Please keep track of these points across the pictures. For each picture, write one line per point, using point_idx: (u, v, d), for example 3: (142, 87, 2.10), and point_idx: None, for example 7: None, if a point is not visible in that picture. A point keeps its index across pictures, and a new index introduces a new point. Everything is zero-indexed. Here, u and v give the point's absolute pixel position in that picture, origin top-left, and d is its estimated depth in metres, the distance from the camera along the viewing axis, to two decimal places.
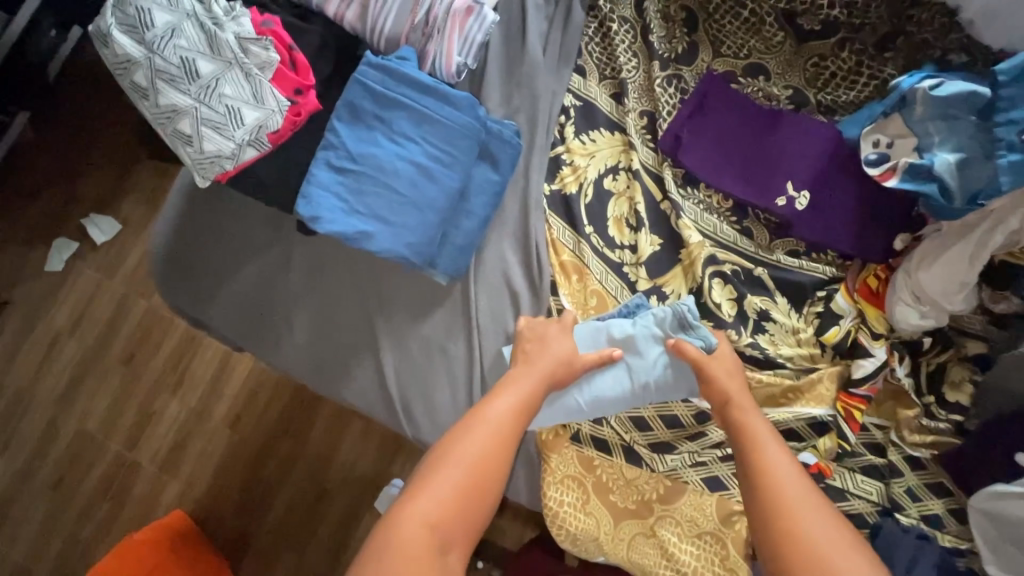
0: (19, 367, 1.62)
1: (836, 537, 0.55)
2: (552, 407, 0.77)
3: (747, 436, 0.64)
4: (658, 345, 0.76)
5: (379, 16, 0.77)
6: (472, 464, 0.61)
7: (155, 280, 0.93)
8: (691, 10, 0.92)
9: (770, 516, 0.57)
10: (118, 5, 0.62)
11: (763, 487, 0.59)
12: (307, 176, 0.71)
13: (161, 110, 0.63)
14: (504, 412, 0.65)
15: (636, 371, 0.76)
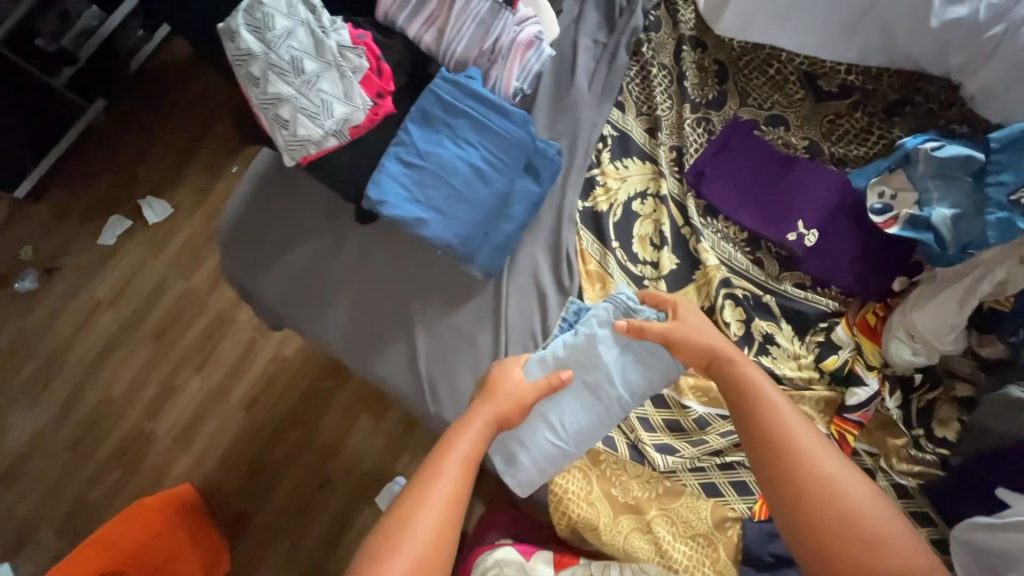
0: (59, 330, 1.74)
1: (831, 458, 0.64)
2: (531, 451, 0.82)
3: (739, 384, 0.69)
4: (606, 343, 0.83)
5: (452, 41, 0.90)
6: (429, 535, 0.65)
7: (219, 250, 1.03)
8: (723, 63, 1.04)
9: (778, 452, 0.64)
10: (248, 9, 0.74)
11: (764, 428, 0.65)
12: (377, 166, 0.82)
13: (267, 97, 0.74)
14: (445, 493, 0.67)
15: (595, 381, 0.82)
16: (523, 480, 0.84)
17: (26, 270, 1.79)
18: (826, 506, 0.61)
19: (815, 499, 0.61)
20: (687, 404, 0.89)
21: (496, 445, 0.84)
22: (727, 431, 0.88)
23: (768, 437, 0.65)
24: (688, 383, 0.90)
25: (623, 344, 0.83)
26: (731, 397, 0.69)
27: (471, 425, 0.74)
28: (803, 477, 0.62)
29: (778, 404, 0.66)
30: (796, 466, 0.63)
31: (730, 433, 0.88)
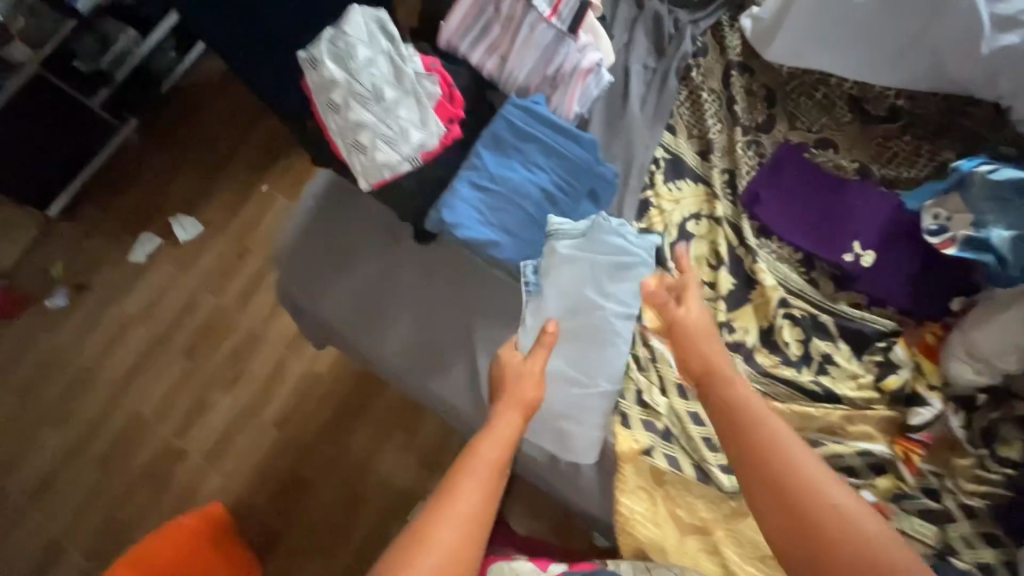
0: (92, 346, 1.92)
1: (824, 474, 0.64)
2: (570, 418, 0.88)
3: (730, 399, 0.72)
4: (572, 275, 0.89)
5: (516, 68, 0.92)
6: (469, 513, 0.67)
7: (278, 271, 1.05)
8: (771, 88, 1.07)
9: (764, 464, 0.65)
10: (331, 39, 0.76)
11: (754, 440, 0.67)
12: (450, 189, 0.84)
13: (348, 124, 0.76)
14: (472, 500, 0.68)
15: (588, 316, 0.89)
16: (587, 445, 0.88)
17: (57, 287, 1.99)
18: (818, 520, 0.61)
19: (807, 512, 0.62)
20: None
21: (543, 437, 0.90)
22: None
23: (764, 460, 0.66)
24: None
25: (586, 264, 0.89)
26: (723, 410, 0.72)
27: (491, 434, 0.76)
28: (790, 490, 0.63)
29: (771, 420, 0.69)
30: (796, 489, 0.63)
31: None
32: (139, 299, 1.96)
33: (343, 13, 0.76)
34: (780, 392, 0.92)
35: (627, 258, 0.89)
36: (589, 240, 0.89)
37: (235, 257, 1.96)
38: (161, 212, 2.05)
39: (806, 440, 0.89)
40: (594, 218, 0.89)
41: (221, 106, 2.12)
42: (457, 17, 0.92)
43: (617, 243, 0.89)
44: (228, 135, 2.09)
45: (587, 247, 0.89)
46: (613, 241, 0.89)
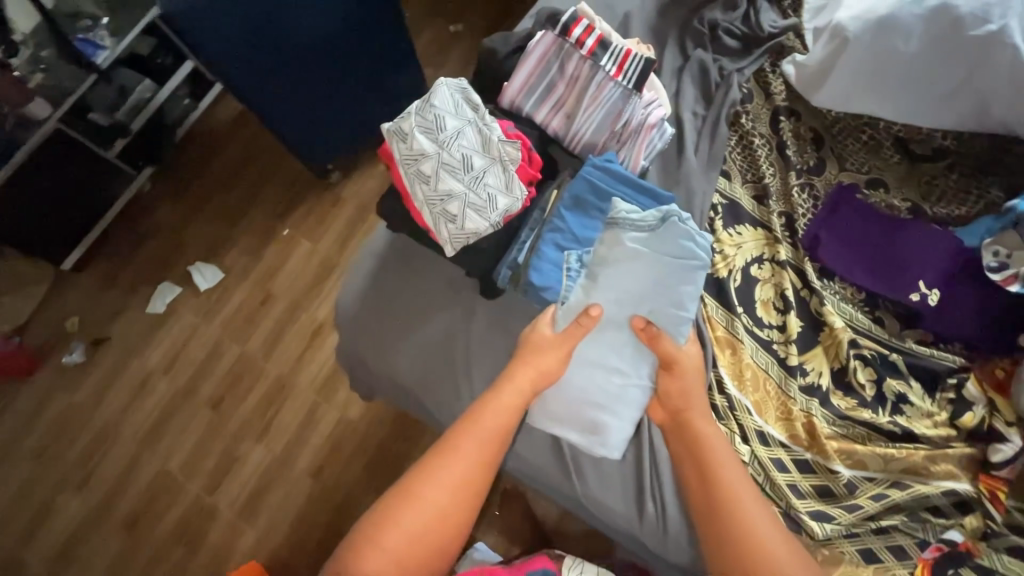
0: (113, 401, 1.86)
1: (759, 510, 0.78)
2: (609, 409, 0.89)
3: (699, 442, 0.82)
4: (632, 266, 0.89)
5: (583, 126, 0.94)
6: (470, 462, 0.83)
7: (343, 331, 1.05)
8: (818, 131, 1.10)
9: (720, 507, 0.79)
10: (420, 114, 0.79)
11: (716, 484, 0.80)
12: (536, 251, 0.92)
13: (437, 194, 0.78)
14: (458, 471, 0.82)
15: (631, 306, 0.89)
16: (618, 439, 0.89)
17: (74, 343, 1.93)
18: (753, 554, 0.75)
19: (745, 546, 0.76)
20: (836, 469, 0.90)
21: (570, 428, 0.91)
22: (878, 495, 0.89)
23: (721, 508, 0.78)
24: (833, 448, 0.91)
25: (647, 260, 0.89)
26: (694, 451, 0.83)
27: (496, 395, 0.87)
28: (734, 529, 0.77)
29: (727, 468, 0.81)
30: (739, 536, 0.76)
31: (882, 496, 0.88)
32: (160, 351, 1.91)
33: (431, 89, 0.79)
34: (861, 434, 0.92)
35: (690, 261, 0.88)
36: (656, 236, 0.89)
37: (257, 304, 1.93)
38: (180, 260, 2.01)
39: (890, 482, 0.90)
40: (669, 215, 0.88)
41: (239, 150, 2.12)
42: (522, 77, 0.94)
43: (683, 248, 0.88)
44: (247, 179, 2.08)
45: (655, 244, 0.89)
46: (680, 243, 0.88)
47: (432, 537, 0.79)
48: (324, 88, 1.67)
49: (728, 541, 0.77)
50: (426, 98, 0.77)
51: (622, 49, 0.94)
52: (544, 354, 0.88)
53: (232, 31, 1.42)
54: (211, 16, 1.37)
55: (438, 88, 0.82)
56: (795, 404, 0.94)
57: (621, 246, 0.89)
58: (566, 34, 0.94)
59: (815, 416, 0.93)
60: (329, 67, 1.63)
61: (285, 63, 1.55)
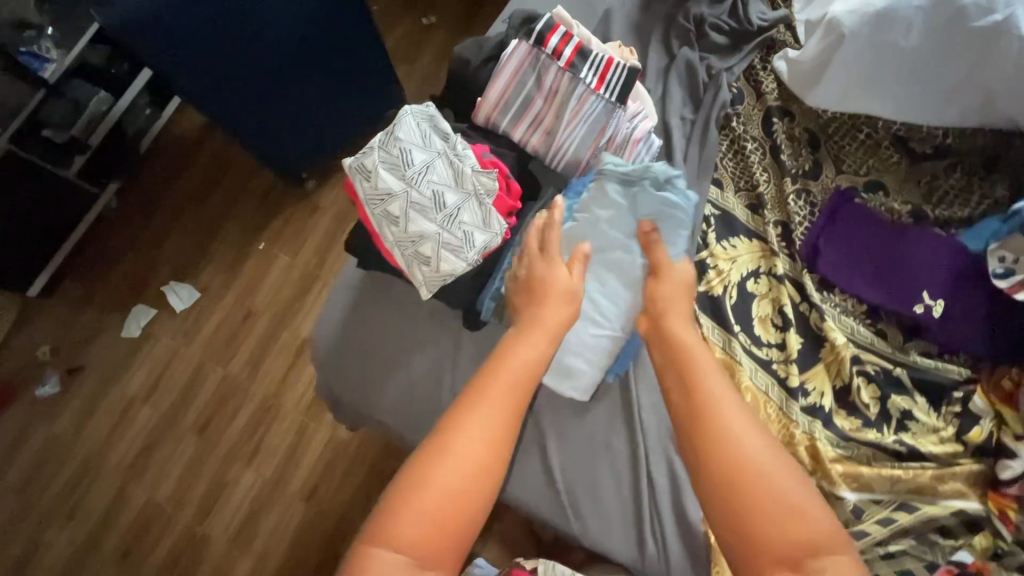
0: (94, 432, 1.79)
1: (749, 420, 0.67)
2: (581, 353, 0.87)
3: (680, 348, 0.73)
4: (609, 220, 0.87)
5: (565, 143, 0.88)
6: (503, 406, 0.69)
7: (322, 370, 0.99)
8: (813, 131, 1.04)
9: (699, 419, 0.67)
10: (382, 147, 0.72)
11: (699, 394, 0.68)
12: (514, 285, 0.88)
13: (408, 236, 0.71)
14: (490, 420, 0.67)
15: (604, 241, 0.87)
16: (585, 384, 0.88)
17: (48, 373, 1.85)
18: (739, 469, 0.63)
19: (730, 460, 0.64)
20: (841, 495, 0.87)
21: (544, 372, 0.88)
22: (886, 519, 0.86)
23: (701, 419, 0.66)
24: (838, 472, 0.88)
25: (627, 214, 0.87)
26: (676, 360, 0.72)
27: (528, 338, 0.74)
28: (711, 441, 0.65)
29: (710, 375, 0.69)
30: (722, 449, 0.64)
31: (888, 520, 0.86)
32: (140, 377, 1.84)
33: (394, 118, 0.72)
34: (865, 455, 0.89)
35: (672, 214, 0.86)
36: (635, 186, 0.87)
37: (238, 322, 1.85)
38: (154, 280, 1.93)
39: (897, 504, 0.87)
40: (649, 172, 0.86)
41: (207, 159, 2.01)
42: (496, 91, 0.87)
43: (665, 205, 0.86)
44: (217, 192, 1.98)
45: (635, 197, 0.87)
46: (660, 201, 0.86)
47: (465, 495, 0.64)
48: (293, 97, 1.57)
49: (707, 446, 0.65)
50: (390, 132, 0.69)
51: (604, 57, 0.87)
52: (562, 303, 0.77)
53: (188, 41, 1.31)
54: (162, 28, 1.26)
55: (402, 115, 0.75)
56: (797, 427, 0.90)
57: (604, 198, 0.87)
58: (542, 44, 0.87)
59: (819, 438, 0.89)
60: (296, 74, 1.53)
61: (249, 73, 1.45)
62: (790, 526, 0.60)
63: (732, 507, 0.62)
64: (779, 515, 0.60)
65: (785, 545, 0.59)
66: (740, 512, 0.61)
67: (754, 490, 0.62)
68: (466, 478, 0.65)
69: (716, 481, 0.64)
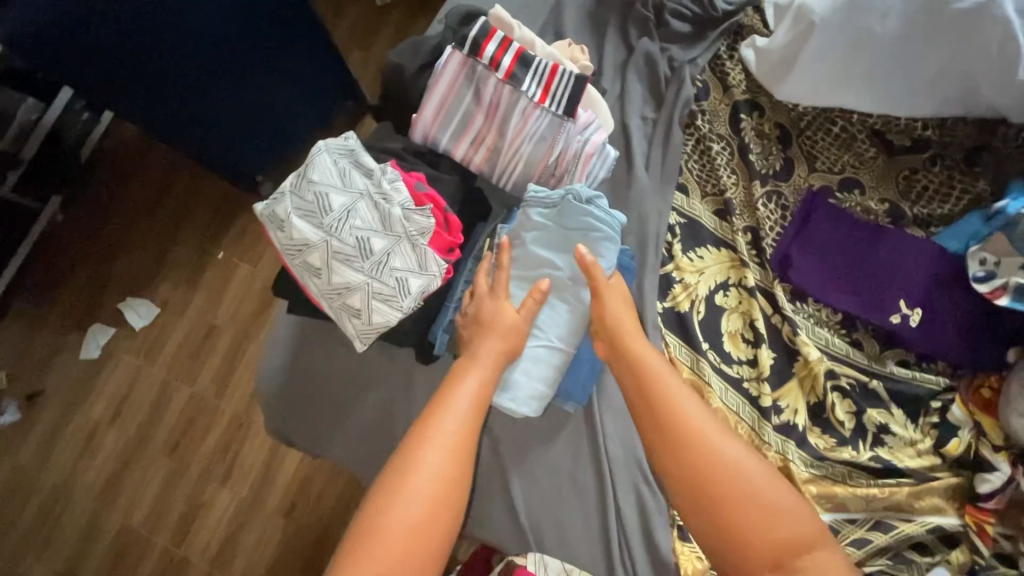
0: (59, 460, 1.70)
1: (718, 429, 0.66)
2: (516, 363, 0.78)
3: (638, 363, 0.70)
4: (539, 242, 0.80)
5: (511, 163, 0.80)
6: (461, 425, 0.66)
7: (269, 410, 0.92)
8: (784, 127, 0.96)
9: (668, 435, 0.65)
10: (297, 193, 0.66)
11: (665, 411, 0.66)
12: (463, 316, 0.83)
13: (334, 288, 0.66)
14: (450, 440, 0.65)
15: (536, 260, 0.80)
16: (529, 397, 0.78)
17: (6, 401, 1.74)
18: (715, 480, 0.62)
19: (705, 472, 0.63)
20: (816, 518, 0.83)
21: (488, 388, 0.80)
22: (861, 540, 0.83)
23: (670, 435, 0.65)
24: (812, 493, 0.84)
25: (555, 234, 0.80)
26: (634, 376, 0.70)
27: (478, 363, 0.71)
28: (683, 454, 0.64)
29: (673, 389, 0.68)
30: (692, 462, 0.63)
31: (864, 541, 0.82)
32: (103, 400, 1.73)
33: (307, 160, 0.68)
34: (840, 474, 0.85)
35: (592, 233, 0.79)
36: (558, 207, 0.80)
37: (201, 337, 1.75)
38: (108, 296, 1.80)
39: (873, 523, 0.84)
40: (568, 191, 0.79)
41: (154, 164, 1.87)
42: (430, 108, 0.79)
43: (582, 220, 0.79)
44: (168, 199, 1.85)
45: (557, 218, 0.80)
46: (581, 215, 0.78)
47: (435, 518, 0.61)
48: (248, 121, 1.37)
49: (679, 462, 0.64)
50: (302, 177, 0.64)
51: (548, 64, 0.79)
52: (505, 342, 0.74)
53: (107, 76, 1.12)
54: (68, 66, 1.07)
55: (317, 154, 0.70)
56: (770, 448, 0.85)
57: (529, 223, 0.80)
58: (478, 53, 0.78)
59: (792, 459, 0.85)
60: (246, 95, 1.31)
61: (190, 105, 1.24)
62: (769, 533, 0.60)
63: (713, 518, 0.62)
64: (758, 520, 0.61)
65: (767, 548, 0.60)
66: (719, 523, 0.61)
67: (731, 502, 0.61)
68: (435, 500, 0.62)
69: (693, 495, 0.63)
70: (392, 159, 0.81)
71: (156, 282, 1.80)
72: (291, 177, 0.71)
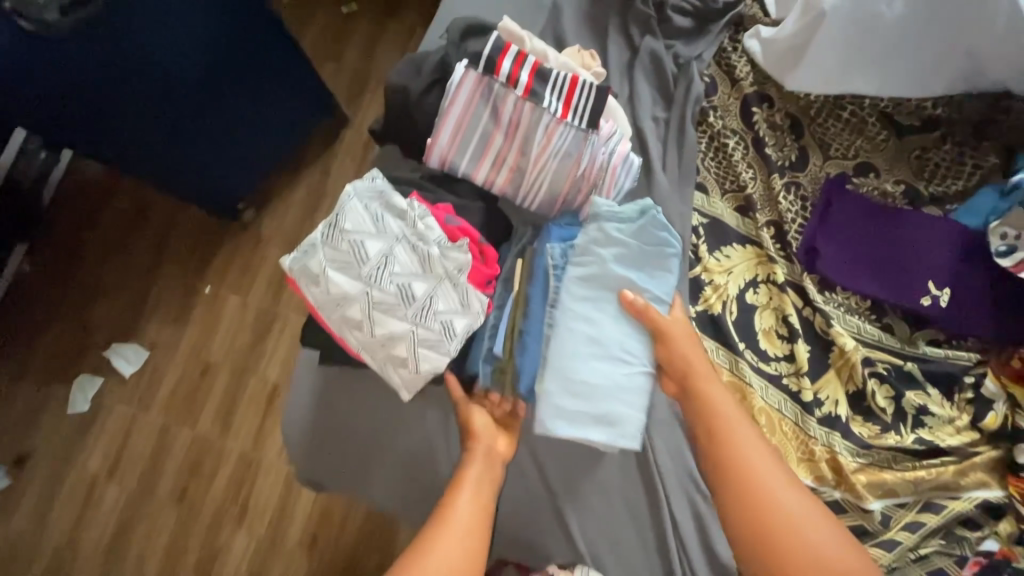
0: (57, 522, 1.56)
1: (785, 483, 0.68)
2: (614, 395, 0.73)
3: (709, 407, 0.71)
4: (618, 262, 0.76)
5: (536, 182, 0.78)
6: (488, 463, 0.74)
7: (303, 460, 0.88)
8: (795, 116, 0.96)
9: (738, 485, 0.68)
10: (330, 246, 0.68)
11: (735, 461, 0.69)
12: (523, 349, 0.76)
13: (378, 338, 0.68)
14: (481, 476, 0.73)
15: (614, 279, 0.76)
16: (635, 429, 0.73)
17: None
18: (780, 535, 0.65)
19: (772, 526, 0.65)
20: (870, 507, 0.83)
21: (587, 427, 0.72)
22: (913, 524, 0.83)
23: (741, 485, 0.67)
24: (862, 483, 0.84)
25: (630, 253, 0.77)
26: (705, 420, 0.71)
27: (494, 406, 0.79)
28: (752, 505, 0.67)
29: (745, 441, 0.70)
30: (758, 515, 0.66)
31: (916, 525, 0.83)
32: (98, 453, 1.60)
33: (338, 210, 0.68)
34: (886, 460, 0.86)
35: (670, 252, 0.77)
36: (633, 227, 0.77)
37: (197, 376, 1.62)
38: (91, 342, 1.66)
39: (922, 505, 0.84)
40: (648, 208, 0.77)
41: (124, 196, 1.73)
42: (446, 133, 0.77)
43: (660, 237, 0.77)
44: (144, 231, 1.71)
45: (631, 237, 0.77)
46: (662, 231, 0.77)
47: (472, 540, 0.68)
48: (231, 142, 1.28)
49: (745, 514, 0.67)
50: (336, 230, 0.66)
51: (566, 77, 0.78)
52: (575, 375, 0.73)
53: (80, 107, 1.04)
54: (35, 98, 0.98)
55: (347, 199, 0.71)
56: (816, 442, 0.85)
57: (602, 242, 0.76)
58: (494, 71, 0.76)
59: (839, 451, 0.85)
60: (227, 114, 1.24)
61: (173, 131, 1.17)
62: None
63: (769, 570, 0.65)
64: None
65: None
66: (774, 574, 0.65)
67: (788, 551, 0.65)
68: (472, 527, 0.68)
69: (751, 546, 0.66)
70: (412, 191, 0.79)
71: (140, 321, 1.66)
72: (318, 226, 0.72)
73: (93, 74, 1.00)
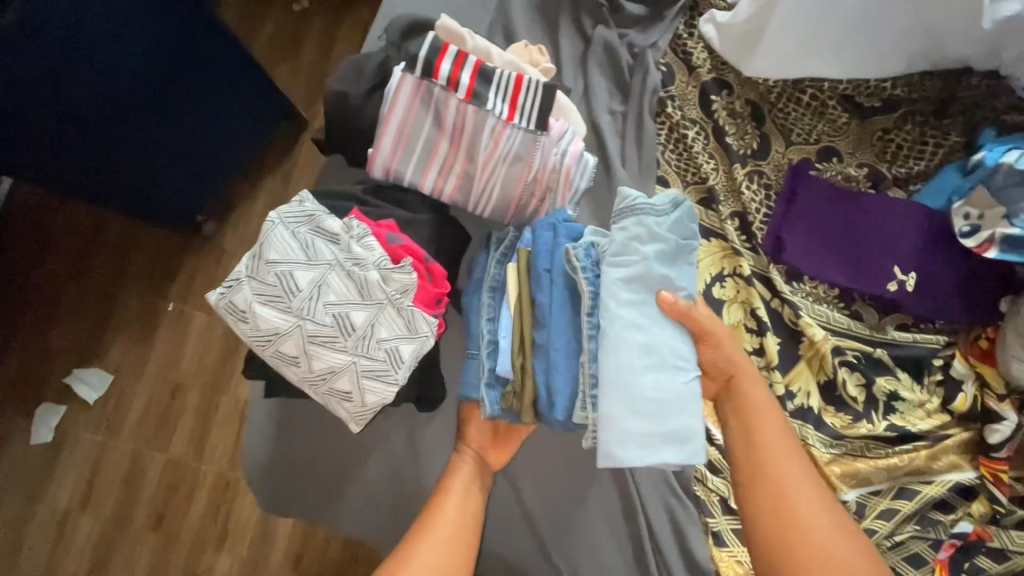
0: (31, 558, 1.50)
1: (821, 491, 0.66)
2: (676, 409, 0.65)
3: (749, 407, 0.70)
4: (659, 259, 0.69)
5: (487, 188, 0.75)
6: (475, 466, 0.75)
7: (267, 489, 0.84)
8: (755, 103, 0.93)
9: (773, 485, 0.65)
10: (257, 280, 0.65)
11: (773, 461, 0.67)
12: (550, 366, 0.69)
13: (316, 373, 0.65)
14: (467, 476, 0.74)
15: (654, 278, 0.68)
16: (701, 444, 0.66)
17: None
18: (812, 540, 0.62)
19: (803, 530, 0.63)
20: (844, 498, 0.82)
21: (656, 449, 0.64)
22: (888, 511, 0.83)
23: (776, 484, 0.65)
24: (836, 474, 0.83)
25: (668, 246, 0.69)
26: (745, 418, 0.70)
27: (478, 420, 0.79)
28: (787, 506, 0.64)
29: (786, 445, 0.68)
30: (791, 517, 0.64)
31: (891, 512, 0.82)
32: (68, 484, 1.54)
33: (262, 241, 0.65)
34: (860, 449, 0.85)
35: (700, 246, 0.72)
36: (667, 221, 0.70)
37: (167, 398, 1.56)
38: (51, 369, 1.59)
39: (896, 492, 0.84)
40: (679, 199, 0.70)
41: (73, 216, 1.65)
42: (388, 141, 0.73)
43: (693, 231, 0.71)
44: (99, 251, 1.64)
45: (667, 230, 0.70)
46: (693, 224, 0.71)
47: (461, 535, 0.68)
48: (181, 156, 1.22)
49: (777, 513, 0.64)
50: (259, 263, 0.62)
51: (511, 76, 0.74)
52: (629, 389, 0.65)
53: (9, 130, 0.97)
54: None
55: (273, 227, 0.67)
56: None
57: (635, 238, 0.69)
58: (434, 73, 0.73)
59: (813, 443, 0.84)
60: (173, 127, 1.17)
61: (117, 150, 1.10)
62: None
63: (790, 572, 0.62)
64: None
65: None
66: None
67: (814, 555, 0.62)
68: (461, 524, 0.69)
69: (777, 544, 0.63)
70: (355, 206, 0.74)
71: (101, 345, 1.59)
72: (244, 258, 0.69)
73: (19, 95, 0.93)
